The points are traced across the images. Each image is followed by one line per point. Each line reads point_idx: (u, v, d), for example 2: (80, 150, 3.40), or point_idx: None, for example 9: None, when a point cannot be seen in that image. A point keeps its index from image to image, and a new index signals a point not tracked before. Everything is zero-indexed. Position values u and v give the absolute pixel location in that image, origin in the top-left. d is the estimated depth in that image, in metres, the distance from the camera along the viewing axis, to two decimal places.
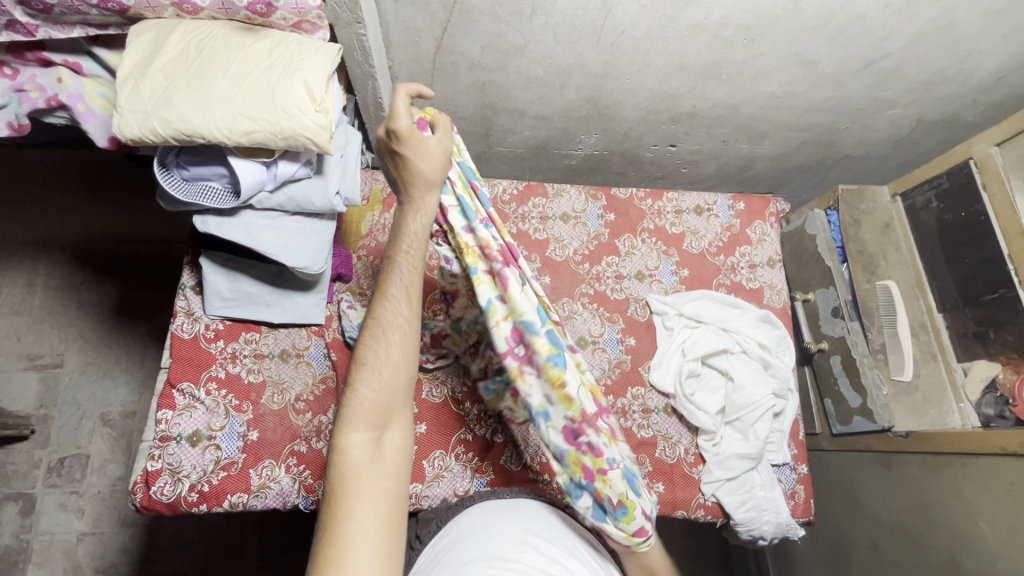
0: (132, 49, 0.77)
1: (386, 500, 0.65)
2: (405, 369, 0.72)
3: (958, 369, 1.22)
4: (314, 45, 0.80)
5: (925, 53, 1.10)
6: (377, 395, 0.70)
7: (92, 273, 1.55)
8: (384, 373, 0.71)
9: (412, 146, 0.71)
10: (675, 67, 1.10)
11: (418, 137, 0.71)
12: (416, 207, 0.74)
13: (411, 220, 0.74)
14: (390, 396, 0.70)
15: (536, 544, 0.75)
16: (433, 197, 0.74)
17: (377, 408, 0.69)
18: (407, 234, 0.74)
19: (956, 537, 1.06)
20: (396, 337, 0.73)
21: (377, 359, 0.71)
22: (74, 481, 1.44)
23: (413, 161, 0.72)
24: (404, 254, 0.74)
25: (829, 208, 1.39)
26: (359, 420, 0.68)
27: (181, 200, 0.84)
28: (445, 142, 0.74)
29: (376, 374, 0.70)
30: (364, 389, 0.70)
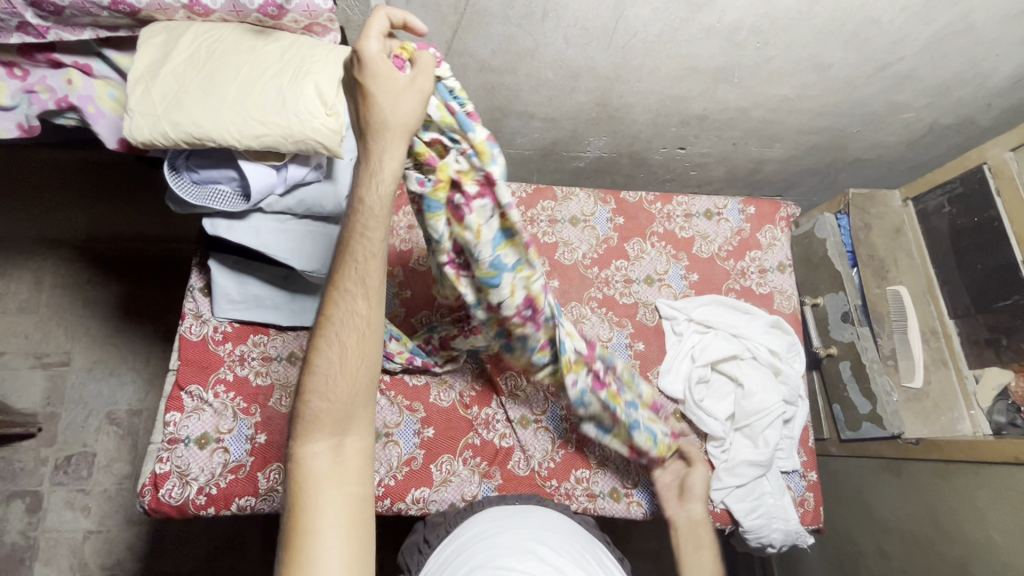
0: (143, 52, 0.77)
1: (350, 506, 0.65)
2: (359, 368, 0.69)
3: (969, 376, 1.20)
4: (325, 48, 0.80)
5: (941, 57, 1.09)
6: (332, 405, 0.67)
7: (97, 271, 1.54)
8: (339, 373, 0.68)
9: (374, 78, 0.62)
10: (687, 70, 1.10)
11: (386, 70, 0.62)
12: (372, 167, 0.66)
13: (366, 186, 0.66)
14: (347, 395, 0.68)
15: (543, 552, 0.73)
16: (394, 148, 0.65)
17: (334, 413, 0.67)
18: (365, 211, 0.67)
19: (967, 546, 1.05)
20: (348, 334, 0.68)
21: (334, 358, 0.68)
22: (80, 479, 1.44)
23: (376, 102, 0.63)
24: (360, 238, 0.68)
25: (839, 211, 1.38)
26: (316, 428, 0.67)
27: (192, 203, 0.84)
28: (420, 83, 0.64)
29: (332, 374, 0.67)
30: (318, 395, 0.67)
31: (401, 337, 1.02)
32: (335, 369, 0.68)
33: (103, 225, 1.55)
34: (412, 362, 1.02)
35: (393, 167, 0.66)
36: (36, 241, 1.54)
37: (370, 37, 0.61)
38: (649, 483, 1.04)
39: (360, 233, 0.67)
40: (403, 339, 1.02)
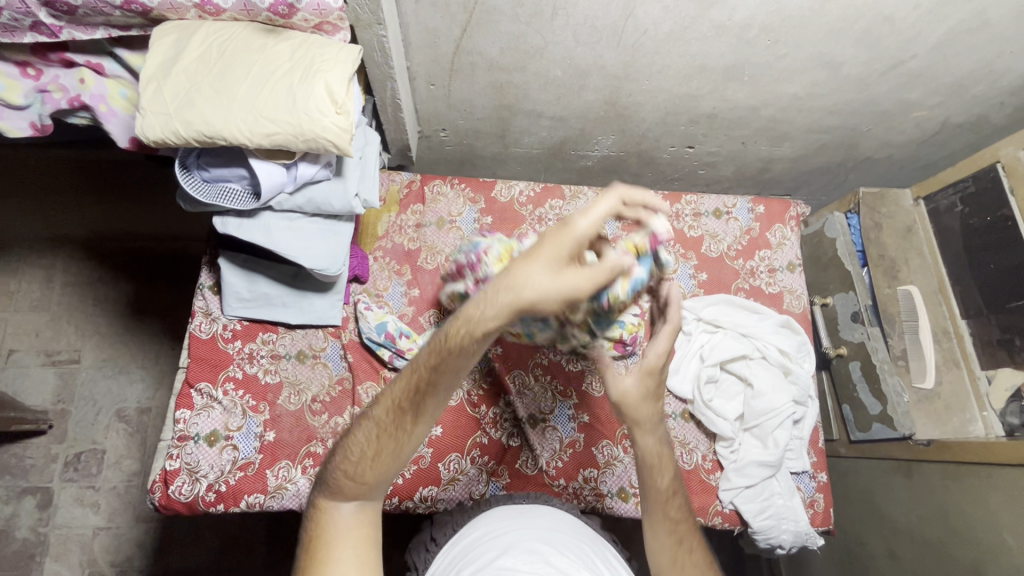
0: (154, 50, 0.77)
1: (364, 554, 0.62)
2: (393, 459, 0.63)
3: (981, 377, 1.19)
4: (335, 47, 0.80)
5: (954, 54, 1.08)
6: (357, 483, 0.62)
7: (107, 270, 1.56)
8: (373, 455, 0.62)
9: (558, 232, 0.60)
10: (696, 68, 1.09)
11: (568, 238, 0.59)
12: (513, 281, 0.58)
13: (494, 296, 0.59)
14: (373, 480, 0.63)
15: (548, 554, 0.72)
16: (532, 280, 0.58)
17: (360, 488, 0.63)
18: (478, 313, 0.59)
19: (980, 549, 1.04)
20: (393, 431, 0.63)
21: (384, 431, 0.63)
22: (90, 475, 1.45)
23: (533, 263, 0.59)
24: (457, 338, 0.59)
25: (849, 211, 1.37)
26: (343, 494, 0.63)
27: (202, 201, 0.84)
28: (595, 273, 0.58)
29: (376, 446, 0.63)
30: (351, 467, 0.63)
31: (410, 334, 1.05)
32: (370, 456, 0.62)
33: (110, 224, 1.56)
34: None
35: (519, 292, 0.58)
36: (46, 240, 1.56)
37: (588, 217, 0.60)
38: None
39: (441, 362, 0.60)
40: (412, 336, 1.04)
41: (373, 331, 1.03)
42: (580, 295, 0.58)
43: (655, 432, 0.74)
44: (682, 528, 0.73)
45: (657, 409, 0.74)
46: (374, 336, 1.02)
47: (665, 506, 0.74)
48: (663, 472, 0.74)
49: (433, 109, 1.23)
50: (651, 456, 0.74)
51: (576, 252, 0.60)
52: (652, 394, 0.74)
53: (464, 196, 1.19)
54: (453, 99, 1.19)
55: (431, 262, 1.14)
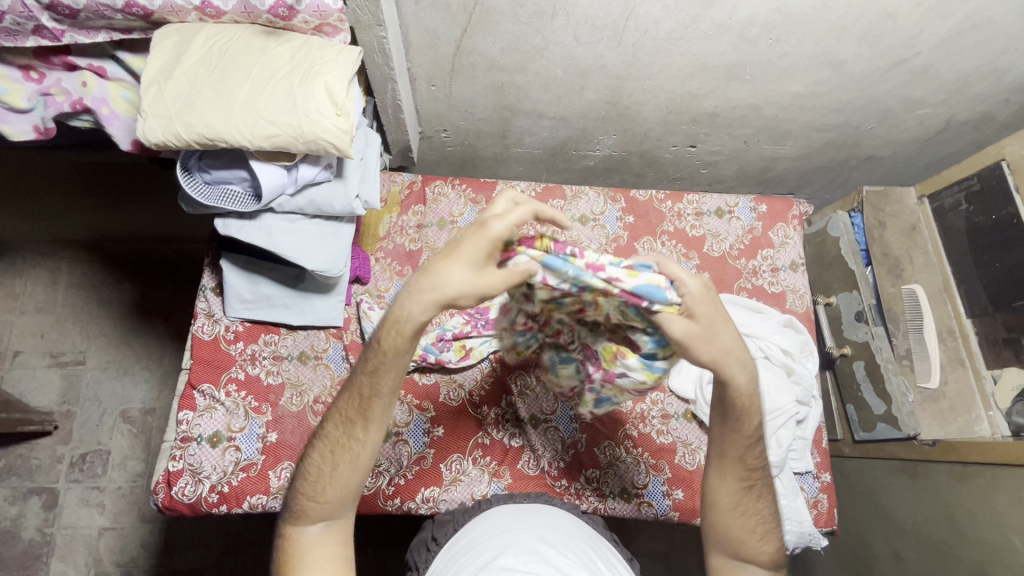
0: (156, 54, 0.77)
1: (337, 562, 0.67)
2: (347, 471, 0.67)
3: (987, 377, 1.16)
4: (336, 48, 0.80)
5: (958, 51, 1.07)
6: (320, 498, 0.67)
7: (112, 272, 1.57)
8: (331, 467, 0.67)
9: (474, 236, 0.61)
10: (698, 68, 1.09)
11: (483, 245, 0.61)
12: (433, 283, 0.62)
13: (415, 302, 0.62)
14: (335, 494, 0.67)
15: (549, 554, 0.72)
16: (447, 280, 0.61)
17: (325, 502, 0.67)
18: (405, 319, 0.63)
19: (986, 550, 1.03)
20: (343, 439, 0.67)
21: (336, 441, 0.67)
22: (95, 476, 1.46)
23: (452, 263, 0.62)
24: (391, 346, 0.64)
25: (853, 210, 1.37)
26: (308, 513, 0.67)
27: (203, 204, 0.85)
28: (503, 277, 0.62)
29: (330, 459, 0.67)
30: (311, 483, 0.67)
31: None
32: (328, 473, 0.67)
33: (113, 228, 1.56)
34: (425, 359, 1.03)
35: (435, 296, 0.62)
36: (53, 242, 1.57)
37: (501, 221, 0.60)
38: (660, 484, 1.03)
39: (378, 367, 0.65)
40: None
41: None
42: (496, 292, 0.62)
43: (741, 367, 0.68)
44: (754, 475, 0.75)
45: (733, 339, 0.67)
46: None
47: (743, 454, 0.74)
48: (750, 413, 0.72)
49: (434, 109, 1.23)
50: (741, 393, 0.70)
51: (494, 251, 0.62)
52: (727, 325, 0.66)
53: (465, 197, 1.19)
54: (454, 100, 1.19)
55: None
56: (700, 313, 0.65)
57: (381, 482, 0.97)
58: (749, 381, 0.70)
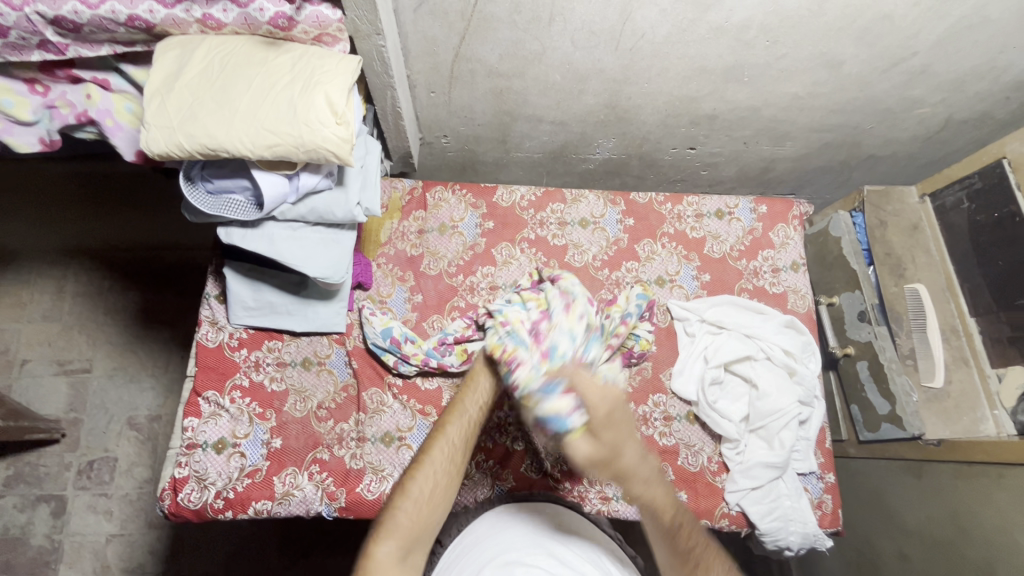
0: (158, 66, 0.79)
1: None
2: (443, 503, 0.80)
3: (992, 375, 1.17)
4: (335, 58, 0.81)
5: (956, 50, 1.07)
6: (416, 525, 0.77)
7: (117, 279, 1.58)
8: (429, 497, 0.79)
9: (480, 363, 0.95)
10: (696, 70, 1.09)
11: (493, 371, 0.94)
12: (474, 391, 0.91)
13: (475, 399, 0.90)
14: (425, 525, 0.78)
15: (554, 547, 0.76)
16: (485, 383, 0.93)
17: (416, 530, 0.77)
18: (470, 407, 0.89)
19: (991, 550, 1.03)
20: (442, 476, 0.81)
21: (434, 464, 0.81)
22: (102, 483, 1.47)
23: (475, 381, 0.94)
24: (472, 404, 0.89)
25: (854, 210, 1.37)
26: (400, 537, 0.75)
27: (206, 213, 0.86)
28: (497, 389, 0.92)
29: (427, 482, 0.79)
30: (411, 509, 0.77)
31: (416, 340, 1.05)
32: (428, 494, 0.79)
33: (119, 233, 1.58)
34: (427, 364, 1.03)
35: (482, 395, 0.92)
36: (59, 252, 1.58)
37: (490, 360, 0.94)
38: None
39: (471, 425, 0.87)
40: (417, 341, 1.05)
41: (378, 335, 1.03)
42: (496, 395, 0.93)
43: (642, 478, 0.81)
44: (693, 552, 0.80)
45: (635, 452, 0.82)
46: (379, 341, 1.03)
47: (675, 538, 0.80)
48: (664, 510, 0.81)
49: (433, 115, 1.24)
50: (654, 497, 0.82)
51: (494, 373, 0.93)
52: (626, 442, 0.81)
53: (465, 202, 1.20)
54: (453, 106, 1.20)
55: (433, 268, 1.15)
56: (600, 433, 0.80)
57: (385, 486, 0.97)
58: (654, 484, 0.82)
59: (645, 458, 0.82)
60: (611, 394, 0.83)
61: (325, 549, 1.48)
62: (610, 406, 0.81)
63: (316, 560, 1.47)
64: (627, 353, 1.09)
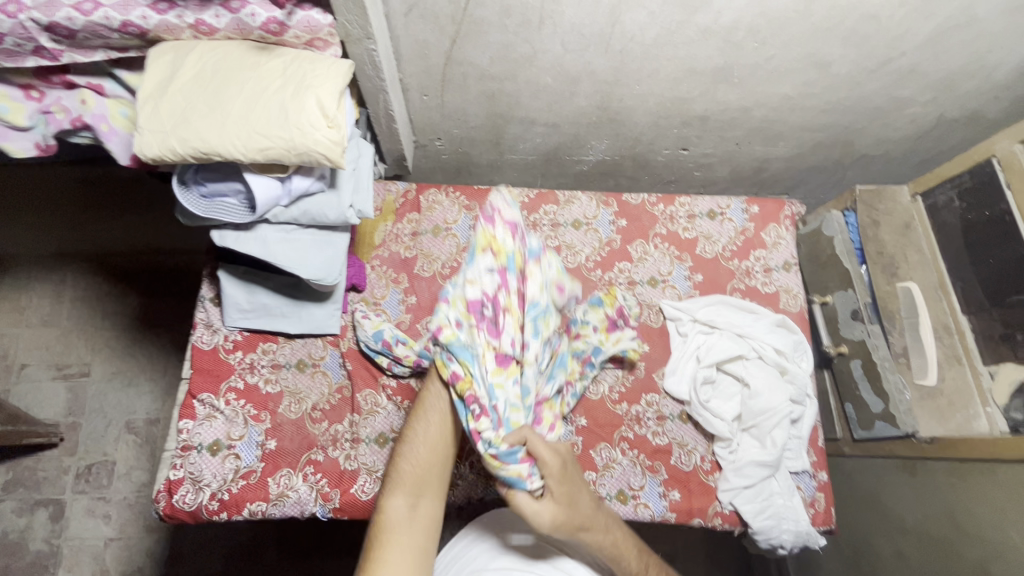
0: (152, 71, 0.80)
1: (422, 543, 0.77)
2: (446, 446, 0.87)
3: (985, 373, 1.15)
4: (326, 62, 0.82)
5: (944, 50, 1.08)
6: (422, 466, 0.84)
7: (117, 284, 1.59)
8: (429, 450, 0.85)
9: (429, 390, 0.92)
10: (686, 72, 1.10)
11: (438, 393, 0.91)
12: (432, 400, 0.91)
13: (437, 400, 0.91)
14: (432, 467, 0.84)
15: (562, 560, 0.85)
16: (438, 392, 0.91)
17: (422, 478, 0.82)
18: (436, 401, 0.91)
19: (984, 547, 1.03)
20: (436, 418, 0.88)
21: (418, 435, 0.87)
22: (101, 487, 1.48)
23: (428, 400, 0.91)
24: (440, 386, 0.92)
25: (847, 209, 1.37)
26: (408, 487, 0.81)
27: (201, 215, 0.87)
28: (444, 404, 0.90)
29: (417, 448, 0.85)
30: (412, 459, 0.84)
31: (407, 341, 1.05)
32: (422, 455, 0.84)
33: (121, 243, 1.59)
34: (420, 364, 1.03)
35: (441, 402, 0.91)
36: (54, 255, 1.60)
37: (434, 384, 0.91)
38: (656, 485, 1.03)
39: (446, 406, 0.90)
40: (409, 341, 1.05)
41: (370, 338, 1.03)
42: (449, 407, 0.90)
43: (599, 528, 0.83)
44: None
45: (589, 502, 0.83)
46: (371, 344, 1.04)
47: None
48: (626, 554, 0.85)
49: (427, 118, 1.25)
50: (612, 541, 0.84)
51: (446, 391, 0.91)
52: (579, 492, 0.83)
53: (459, 204, 1.21)
54: (447, 109, 1.21)
55: (427, 270, 1.15)
56: (557, 489, 0.80)
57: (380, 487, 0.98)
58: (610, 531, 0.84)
59: (596, 503, 0.85)
60: (562, 451, 0.83)
61: (323, 551, 1.48)
62: (563, 463, 0.81)
63: (315, 562, 1.47)
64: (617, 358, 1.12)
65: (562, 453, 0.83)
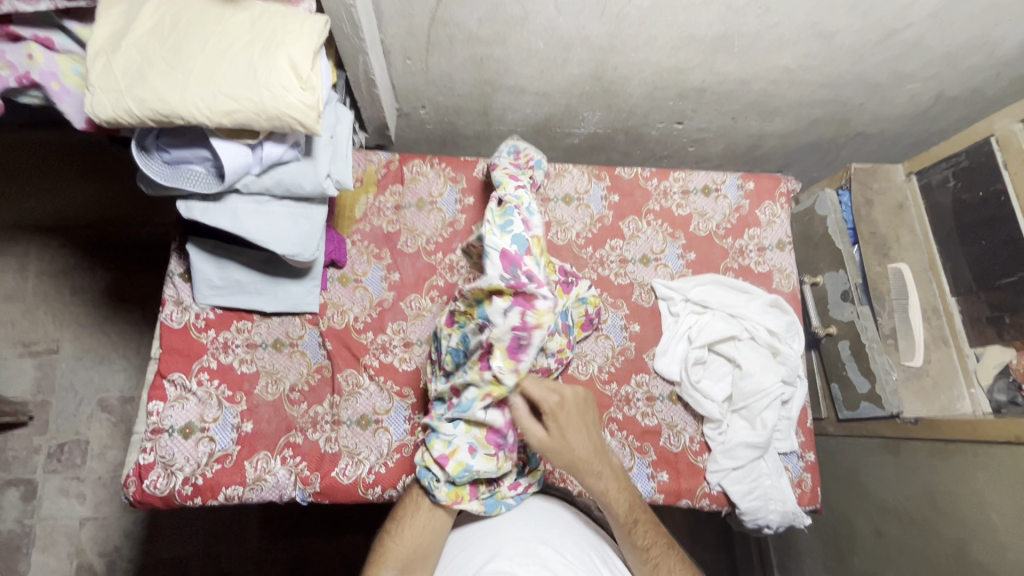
0: (104, 23, 0.72)
1: None
2: (437, 531, 0.82)
3: (970, 354, 1.18)
4: (299, 17, 0.75)
5: (951, 22, 1.04)
6: (407, 552, 0.79)
7: (83, 257, 1.50)
8: (418, 538, 0.81)
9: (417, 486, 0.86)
10: (685, 39, 1.05)
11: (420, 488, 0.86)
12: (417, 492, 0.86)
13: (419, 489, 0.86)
14: (424, 548, 0.80)
15: (547, 556, 0.77)
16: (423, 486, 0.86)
17: (411, 554, 0.79)
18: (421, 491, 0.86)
19: (964, 526, 1.04)
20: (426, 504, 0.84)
21: (406, 519, 0.82)
22: (74, 466, 1.43)
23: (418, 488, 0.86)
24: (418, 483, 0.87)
25: (841, 187, 1.34)
26: (396, 559, 0.78)
27: (164, 185, 0.80)
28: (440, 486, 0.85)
29: (406, 531, 0.81)
30: (400, 537, 0.80)
31: (417, 204, 1.13)
32: (410, 538, 0.80)
33: (90, 211, 1.50)
34: (444, 201, 1.14)
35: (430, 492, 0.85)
36: (15, 227, 1.49)
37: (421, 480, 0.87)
38: (644, 466, 1.02)
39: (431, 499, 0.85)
40: (421, 204, 1.13)
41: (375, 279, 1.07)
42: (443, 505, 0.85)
43: (592, 475, 0.80)
44: (653, 552, 0.81)
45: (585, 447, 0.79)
46: (396, 224, 1.11)
47: (629, 536, 0.81)
48: (616, 501, 0.82)
49: (410, 84, 1.18)
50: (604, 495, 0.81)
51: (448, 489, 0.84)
52: (576, 433, 0.79)
53: (444, 176, 1.15)
54: (432, 74, 1.14)
55: (411, 245, 1.10)
56: (552, 425, 0.78)
57: (362, 470, 0.95)
58: (604, 483, 0.81)
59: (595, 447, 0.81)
60: (562, 395, 0.80)
61: (307, 531, 1.47)
62: (563, 399, 0.80)
63: (298, 540, 1.45)
64: (587, 319, 1.06)
65: (563, 396, 0.80)
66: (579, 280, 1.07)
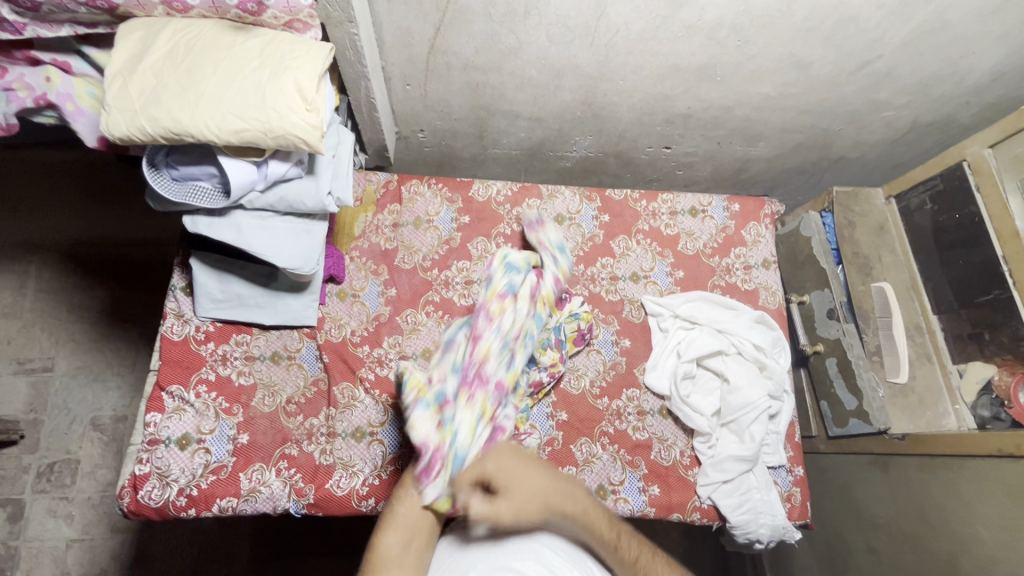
0: (121, 47, 0.76)
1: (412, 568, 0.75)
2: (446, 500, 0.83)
3: (953, 371, 1.21)
4: (305, 44, 0.80)
5: (920, 53, 1.10)
6: (413, 516, 0.79)
7: (83, 275, 1.52)
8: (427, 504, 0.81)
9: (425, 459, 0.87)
10: (670, 68, 1.11)
11: None
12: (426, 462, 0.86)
13: None
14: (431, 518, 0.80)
15: (544, 547, 0.77)
16: None
17: (417, 522, 0.79)
18: None
19: (956, 541, 1.05)
20: None
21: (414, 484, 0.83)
22: (63, 486, 1.42)
23: None
24: None
25: (824, 210, 1.39)
26: (402, 527, 0.77)
27: (171, 200, 0.83)
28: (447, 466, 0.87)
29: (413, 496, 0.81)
30: (409, 503, 0.80)
31: (413, 222, 1.17)
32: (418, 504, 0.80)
33: (94, 229, 1.53)
34: (443, 219, 1.18)
35: None
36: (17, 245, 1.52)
37: None
38: (635, 480, 1.03)
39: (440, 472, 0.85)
40: (416, 223, 1.17)
41: (372, 295, 1.10)
42: None
43: (564, 502, 0.78)
44: (642, 561, 0.79)
45: (541, 479, 0.79)
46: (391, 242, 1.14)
47: (617, 551, 0.79)
48: (597, 518, 0.80)
49: (410, 109, 1.23)
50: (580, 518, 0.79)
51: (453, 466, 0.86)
52: (524, 472, 0.79)
53: (441, 196, 1.19)
54: (430, 100, 1.19)
55: (408, 261, 1.14)
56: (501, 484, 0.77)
57: (355, 482, 0.96)
58: (578, 505, 0.79)
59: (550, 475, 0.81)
60: (493, 455, 0.81)
61: (296, 553, 1.45)
62: (501, 455, 0.81)
63: (288, 562, 1.44)
64: (579, 334, 1.08)
65: (498, 456, 0.81)
66: (573, 297, 1.12)
